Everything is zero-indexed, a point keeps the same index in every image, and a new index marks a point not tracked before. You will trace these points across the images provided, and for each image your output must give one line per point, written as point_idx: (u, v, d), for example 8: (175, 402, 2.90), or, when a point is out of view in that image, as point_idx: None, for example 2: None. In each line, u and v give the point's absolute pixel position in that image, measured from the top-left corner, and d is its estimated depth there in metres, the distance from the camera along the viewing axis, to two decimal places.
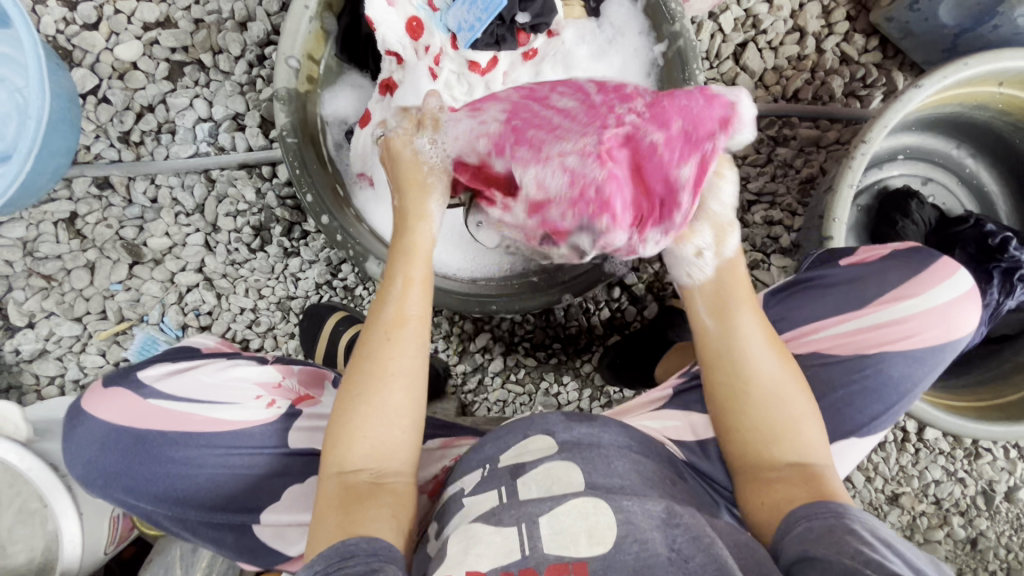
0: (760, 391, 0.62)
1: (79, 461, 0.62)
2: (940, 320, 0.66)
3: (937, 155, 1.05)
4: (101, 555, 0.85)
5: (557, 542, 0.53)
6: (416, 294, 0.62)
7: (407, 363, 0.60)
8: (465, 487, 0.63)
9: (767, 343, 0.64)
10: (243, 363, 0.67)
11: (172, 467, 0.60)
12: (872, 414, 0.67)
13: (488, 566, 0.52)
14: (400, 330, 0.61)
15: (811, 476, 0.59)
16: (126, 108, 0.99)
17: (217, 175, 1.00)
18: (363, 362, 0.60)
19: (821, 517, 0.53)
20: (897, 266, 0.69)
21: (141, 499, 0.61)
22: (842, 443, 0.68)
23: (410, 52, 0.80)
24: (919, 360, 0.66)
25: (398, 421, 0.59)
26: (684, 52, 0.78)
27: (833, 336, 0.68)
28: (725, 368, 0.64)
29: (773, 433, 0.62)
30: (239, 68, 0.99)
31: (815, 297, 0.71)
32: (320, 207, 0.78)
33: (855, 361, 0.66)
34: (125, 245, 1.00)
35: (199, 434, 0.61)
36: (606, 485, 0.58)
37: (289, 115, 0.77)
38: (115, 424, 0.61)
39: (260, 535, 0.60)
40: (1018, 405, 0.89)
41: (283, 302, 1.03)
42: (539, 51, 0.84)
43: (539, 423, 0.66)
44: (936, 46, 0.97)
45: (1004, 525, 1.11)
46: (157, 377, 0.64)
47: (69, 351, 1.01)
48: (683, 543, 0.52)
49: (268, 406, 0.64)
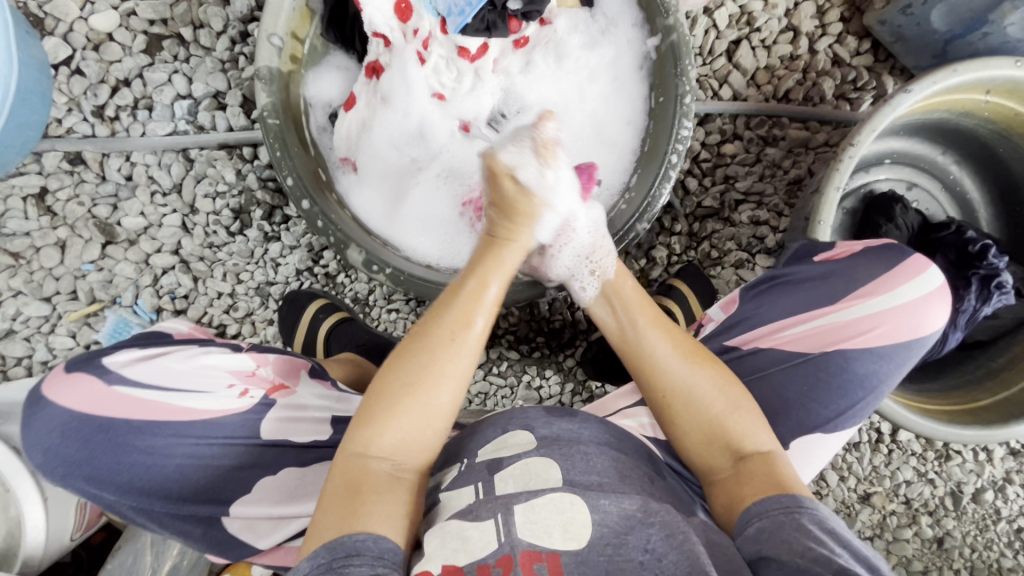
0: (682, 394, 0.64)
1: (32, 449, 0.56)
2: (905, 319, 0.66)
3: (925, 162, 1.06)
4: (67, 542, 0.82)
5: (533, 529, 0.52)
6: (485, 301, 0.64)
7: (461, 367, 0.61)
8: (441, 481, 0.63)
9: (682, 350, 0.66)
10: (216, 349, 0.64)
11: (139, 456, 0.56)
12: (840, 410, 0.67)
13: (466, 561, 0.51)
14: (463, 336, 0.62)
15: (763, 465, 0.59)
16: (101, 81, 0.96)
17: (195, 155, 0.97)
18: (419, 356, 0.61)
19: (771, 514, 0.54)
20: (867, 264, 0.69)
21: (104, 490, 0.56)
22: (810, 438, 0.68)
23: (398, 35, 0.78)
24: (885, 357, 0.67)
25: (433, 420, 0.60)
26: (677, 46, 0.76)
27: (800, 332, 0.69)
28: (657, 386, 0.65)
29: (712, 431, 0.63)
30: (221, 44, 0.96)
31: (783, 294, 0.72)
32: (301, 191, 0.76)
33: (820, 358, 0.67)
34: (98, 223, 0.97)
35: (167, 424, 0.57)
36: (586, 482, 0.57)
37: (271, 95, 0.75)
38: (75, 410, 0.55)
39: (229, 528, 0.59)
40: (989, 410, 0.91)
41: (262, 288, 1.00)
42: (530, 39, 0.82)
43: (518, 417, 0.66)
44: (927, 51, 0.97)
45: (970, 525, 1.14)
46: (122, 363, 0.59)
47: (37, 331, 0.98)
48: (658, 542, 0.52)
49: (241, 396, 0.61)
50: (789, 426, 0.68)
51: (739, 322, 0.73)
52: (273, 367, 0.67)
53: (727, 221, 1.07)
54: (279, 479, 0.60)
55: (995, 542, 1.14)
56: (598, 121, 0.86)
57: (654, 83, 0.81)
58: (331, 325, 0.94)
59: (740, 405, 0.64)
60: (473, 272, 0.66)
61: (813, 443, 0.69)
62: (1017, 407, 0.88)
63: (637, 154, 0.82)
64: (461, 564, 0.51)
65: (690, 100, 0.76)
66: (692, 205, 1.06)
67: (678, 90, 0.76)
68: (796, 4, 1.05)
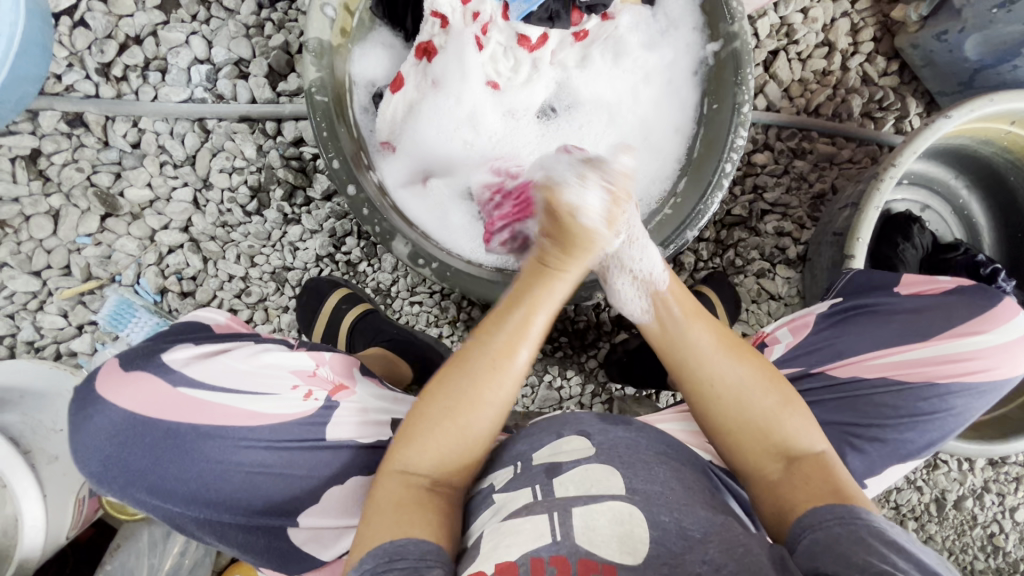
0: (729, 394, 0.60)
1: (91, 458, 0.57)
2: (1000, 357, 0.69)
3: (938, 185, 1.09)
4: (63, 539, 0.76)
5: (589, 537, 0.47)
6: (530, 333, 0.60)
7: (500, 397, 0.58)
8: (495, 484, 0.58)
9: (729, 350, 0.63)
10: (276, 348, 0.64)
11: (207, 466, 0.57)
12: (930, 439, 0.69)
13: (519, 554, 0.47)
14: (506, 364, 0.58)
15: (818, 469, 0.57)
16: (109, 37, 0.88)
17: (213, 126, 0.90)
18: (460, 382, 0.58)
19: (825, 526, 0.50)
20: (959, 303, 0.71)
21: (167, 500, 0.57)
22: (897, 466, 0.69)
23: (458, 17, 0.75)
24: (981, 393, 0.69)
25: (471, 446, 0.57)
26: (739, 54, 0.74)
27: (899, 362, 0.70)
28: (702, 384, 0.61)
29: (763, 433, 0.59)
30: (246, 8, 0.89)
31: (878, 323, 0.72)
32: (346, 175, 0.71)
33: (922, 389, 0.68)
34: (98, 193, 0.90)
35: (235, 429, 0.58)
36: (648, 493, 0.52)
37: (319, 69, 0.70)
38: (140, 415, 0.56)
39: (295, 538, 0.60)
40: (989, 426, 0.94)
41: (278, 273, 0.94)
42: (590, 33, 0.80)
43: (573, 421, 0.62)
44: (954, 78, 1.00)
45: (949, 530, 1.16)
46: (183, 361, 0.59)
47: (24, 308, 0.90)
48: (716, 555, 0.46)
49: (305, 399, 0.62)
50: (883, 452, 0.68)
51: (826, 346, 0.72)
52: (331, 367, 0.66)
53: (752, 230, 1.07)
54: (344, 489, 0.61)
55: (970, 546, 1.16)
56: (645, 119, 0.83)
57: (708, 89, 0.79)
58: (356, 317, 0.89)
59: (794, 403, 0.61)
60: (521, 299, 0.61)
61: (895, 471, 0.70)
62: (1017, 424, 0.91)
63: (687, 160, 0.79)
64: (514, 559, 0.46)
65: (748, 110, 0.73)
66: (721, 213, 1.07)
67: (736, 98, 0.74)
68: (833, 19, 1.06)
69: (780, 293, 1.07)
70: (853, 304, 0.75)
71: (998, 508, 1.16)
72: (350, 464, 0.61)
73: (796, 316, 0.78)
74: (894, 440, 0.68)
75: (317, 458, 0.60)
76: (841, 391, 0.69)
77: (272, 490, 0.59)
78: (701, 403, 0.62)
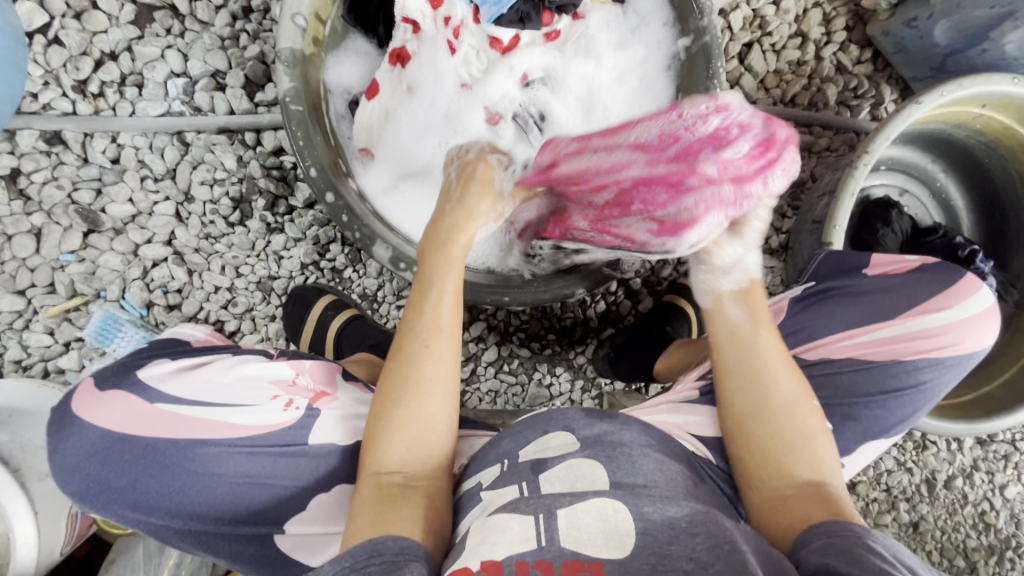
0: (777, 406, 0.61)
1: (71, 478, 0.58)
2: (970, 332, 0.70)
3: (915, 169, 1.09)
4: (57, 556, 0.77)
5: (574, 538, 0.48)
6: (448, 299, 0.62)
7: (442, 368, 0.60)
8: (482, 481, 0.59)
9: (787, 368, 0.64)
10: (255, 359, 0.65)
11: (190, 478, 0.58)
12: (902, 416, 0.70)
13: (504, 554, 0.47)
14: (435, 339, 0.60)
15: (823, 494, 0.58)
16: (84, 53, 0.88)
17: (192, 139, 0.91)
18: (400, 368, 0.59)
19: (840, 534, 0.51)
20: (927, 281, 0.72)
21: (151, 515, 0.58)
22: (869, 443, 0.71)
23: (429, 22, 0.76)
24: (949, 368, 0.70)
25: (433, 425, 0.59)
26: (710, 48, 0.74)
27: (867, 341, 0.71)
28: (757, 389, 0.62)
29: (789, 449, 0.60)
30: (220, 19, 0.89)
31: (846, 304, 0.74)
32: (325, 183, 0.72)
33: (889, 366, 0.69)
34: (80, 210, 0.90)
35: (214, 441, 0.59)
36: (630, 485, 0.53)
37: (293, 79, 0.71)
38: (118, 433, 0.57)
39: (282, 545, 0.61)
40: (971, 405, 0.94)
41: (264, 282, 0.94)
42: (562, 33, 0.81)
43: (557, 418, 0.62)
44: (925, 64, 1.00)
45: (941, 509, 1.15)
46: (161, 377, 0.60)
47: (9, 327, 0.91)
48: (703, 551, 0.47)
49: (286, 408, 0.62)
50: (859, 432, 0.69)
51: (797, 330, 0.74)
52: (311, 374, 0.67)
53: None
54: (332, 496, 0.62)
55: (962, 524, 1.15)
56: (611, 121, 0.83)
57: (681, 84, 0.78)
58: (341, 323, 0.89)
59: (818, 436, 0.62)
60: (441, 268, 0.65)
61: (869, 448, 0.71)
62: (1000, 401, 0.92)
63: None
64: (499, 557, 0.47)
65: None
66: None
67: (708, 92, 0.74)
68: (805, 9, 1.06)
69: (764, 283, 1.08)
70: (823, 287, 0.76)
71: (988, 485, 1.16)
72: (337, 468, 0.63)
73: (772, 303, 0.79)
74: (870, 423, 0.69)
75: (305, 459, 0.61)
76: (817, 375, 0.71)
77: (262, 494, 0.60)
78: (742, 415, 0.62)
